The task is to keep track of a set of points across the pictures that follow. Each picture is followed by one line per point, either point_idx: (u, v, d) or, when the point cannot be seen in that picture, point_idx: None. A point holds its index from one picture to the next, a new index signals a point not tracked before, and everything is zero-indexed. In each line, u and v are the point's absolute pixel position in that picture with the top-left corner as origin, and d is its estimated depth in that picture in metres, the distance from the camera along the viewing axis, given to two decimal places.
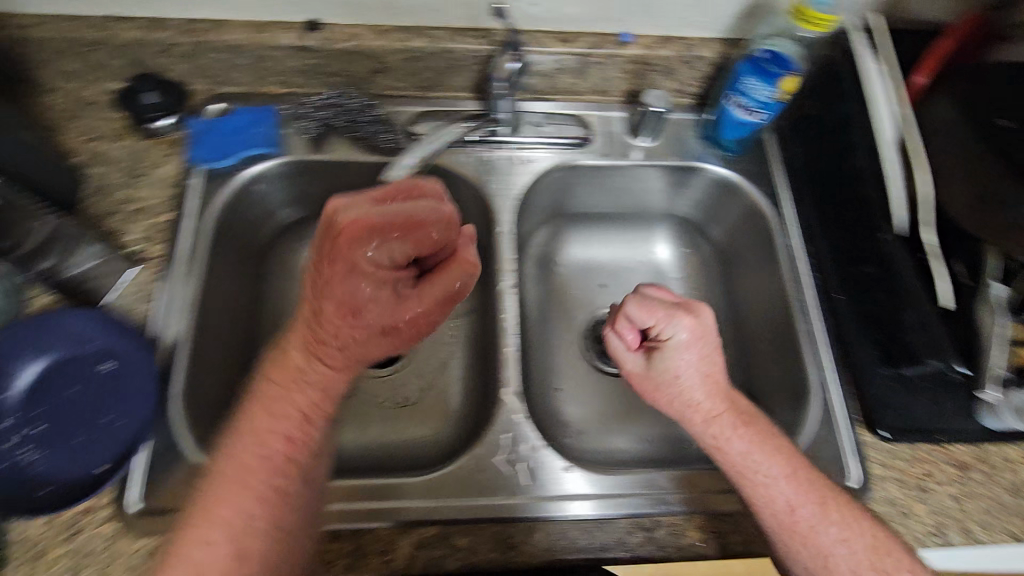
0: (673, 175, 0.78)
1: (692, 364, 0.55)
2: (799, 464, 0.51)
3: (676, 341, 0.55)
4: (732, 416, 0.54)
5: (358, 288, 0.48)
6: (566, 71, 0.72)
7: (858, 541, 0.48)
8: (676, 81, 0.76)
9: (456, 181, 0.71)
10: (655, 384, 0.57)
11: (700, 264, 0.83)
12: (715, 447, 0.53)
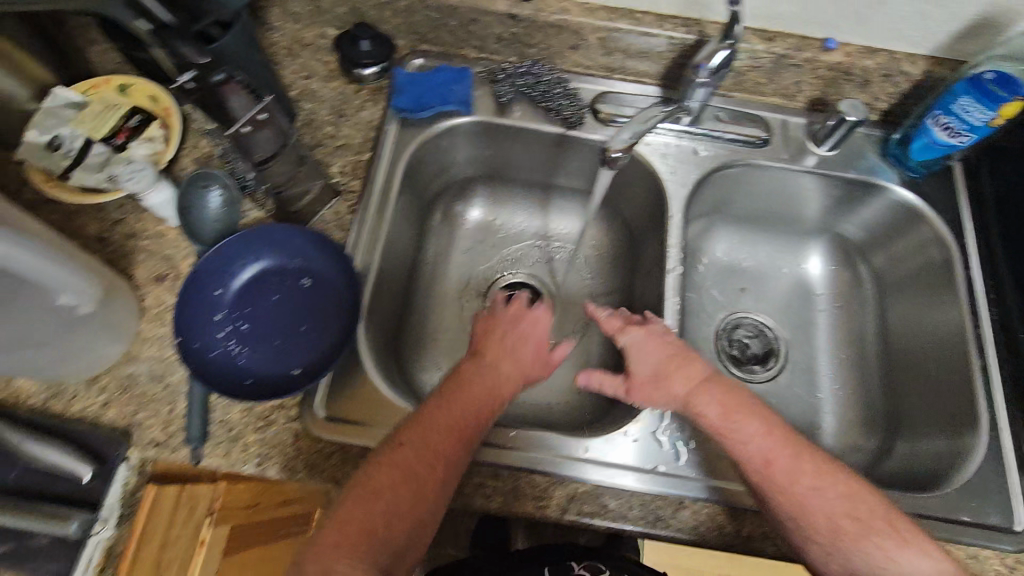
0: (847, 191, 0.75)
1: (654, 351, 0.58)
2: (771, 422, 0.53)
3: (633, 342, 0.59)
4: (707, 387, 0.55)
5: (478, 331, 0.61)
6: (758, 70, 0.71)
7: (830, 490, 0.50)
8: (869, 95, 0.72)
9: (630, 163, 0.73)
10: (641, 382, 0.57)
11: (851, 285, 0.80)
12: (694, 413, 0.55)
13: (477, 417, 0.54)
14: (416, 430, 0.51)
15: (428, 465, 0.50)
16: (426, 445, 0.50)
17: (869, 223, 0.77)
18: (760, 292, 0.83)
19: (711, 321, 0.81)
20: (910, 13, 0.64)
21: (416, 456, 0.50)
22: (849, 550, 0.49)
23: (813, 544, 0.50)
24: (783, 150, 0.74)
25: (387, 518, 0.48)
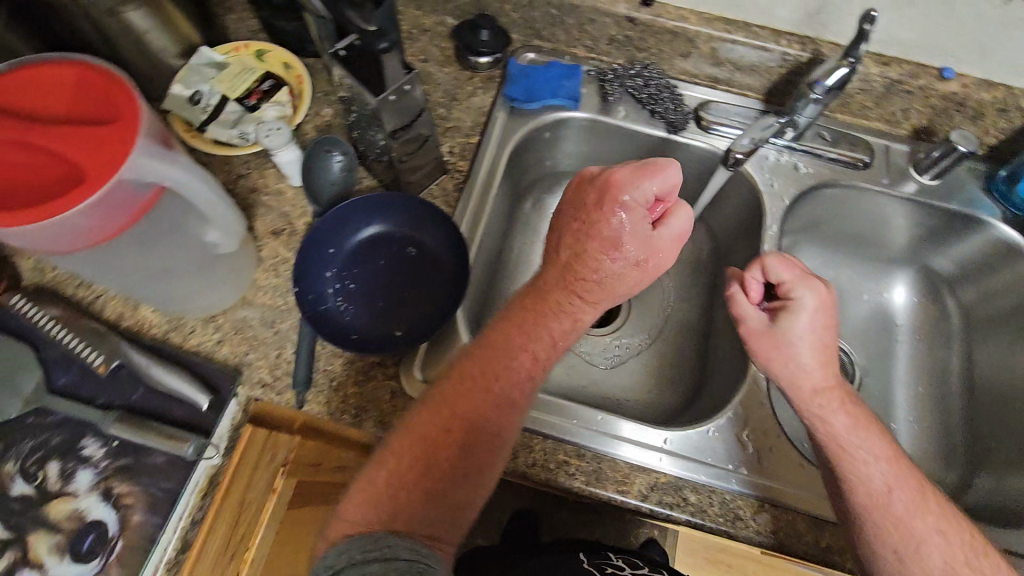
0: (945, 222, 0.74)
1: (813, 323, 0.55)
2: (898, 451, 0.51)
3: (805, 305, 0.55)
4: (841, 395, 0.53)
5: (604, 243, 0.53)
6: (867, 93, 0.72)
7: (956, 539, 0.48)
8: (978, 128, 0.72)
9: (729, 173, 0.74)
10: (777, 335, 0.55)
11: (936, 319, 0.79)
12: (820, 417, 0.53)
13: (504, 389, 0.50)
14: (415, 425, 0.48)
15: (428, 463, 0.47)
16: (415, 448, 0.47)
17: (961, 256, 0.76)
18: (841, 315, 0.82)
19: None
20: None
21: (416, 454, 0.47)
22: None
23: None
24: (884, 175, 0.74)
25: (397, 485, 0.46)
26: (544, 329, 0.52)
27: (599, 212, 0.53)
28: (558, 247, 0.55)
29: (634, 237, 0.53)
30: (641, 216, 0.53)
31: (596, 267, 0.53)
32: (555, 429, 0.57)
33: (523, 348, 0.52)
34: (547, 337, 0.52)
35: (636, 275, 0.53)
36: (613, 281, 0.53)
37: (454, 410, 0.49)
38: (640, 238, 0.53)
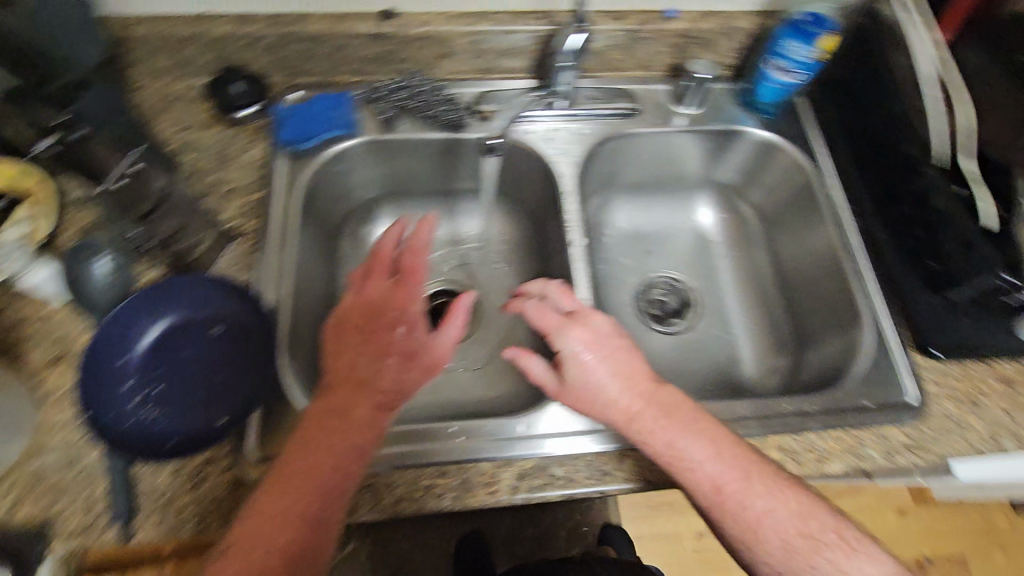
0: (718, 142, 0.82)
1: (592, 366, 0.57)
2: (723, 443, 0.54)
3: (571, 350, 0.58)
4: (650, 411, 0.55)
5: (364, 361, 0.52)
6: (616, 47, 0.77)
7: (783, 509, 0.51)
8: (716, 53, 0.80)
9: (519, 154, 0.77)
10: (573, 392, 0.57)
11: (741, 226, 0.88)
12: (641, 441, 0.54)
13: (326, 504, 0.46)
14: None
15: None
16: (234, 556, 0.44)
17: (739, 167, 0.85)
18: (663, 252, 0.89)
19: (626, 284, 0.87)
20: None
21: None
22: (801, 567, 0.51)
23: (765, 564, 0.52)
24: (655, 115, 0.80)
25: None
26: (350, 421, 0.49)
27: (385, 330, 0.54)
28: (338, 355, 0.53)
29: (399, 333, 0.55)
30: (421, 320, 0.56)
31: (378, 384, 0.51)
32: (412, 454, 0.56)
33: (316, 446, 0.48)
34: (351, 449, 0.48)
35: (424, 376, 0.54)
36: (399, 388, 0.52)
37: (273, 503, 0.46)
38: (423, 347, 0.55)
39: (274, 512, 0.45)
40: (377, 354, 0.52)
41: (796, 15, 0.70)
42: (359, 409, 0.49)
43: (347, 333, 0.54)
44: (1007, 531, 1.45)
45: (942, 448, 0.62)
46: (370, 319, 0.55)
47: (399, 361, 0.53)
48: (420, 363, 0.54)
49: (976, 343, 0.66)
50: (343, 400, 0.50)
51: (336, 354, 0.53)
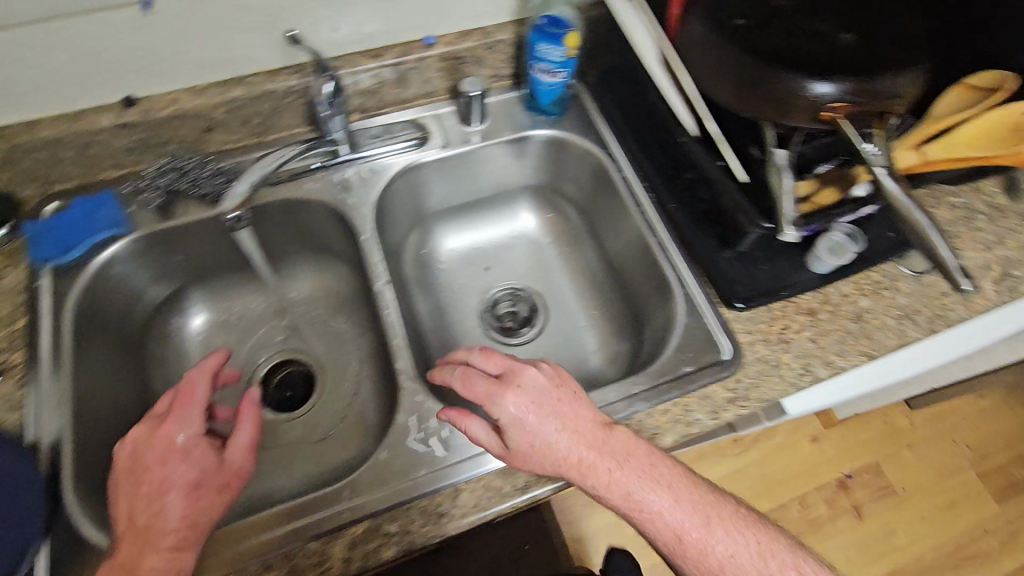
0: (514, 149, 0.84)
1: (535, 427, 0.55)
2: (688, 489, 0.55)
3: (511, 414, 0.55)
4: (607, 466, 0.54)
5: (144, 506, 0.52)
6: (387, 83, 0.77)
7: (744, 550, 0.54)
8: (488, 68, 0.81)
9: (305, 207, 0.75)
10: (521, 457, 0.55)
11: (564, 221, 0.90)
12: (602, 495, 0.55)
13: None
14: None
15: None
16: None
17: (543, 165, 0.87)
18: (500, 264, 0.90)
19: (470, 306, 0.87)
20: None
21: None
22: None
23: None
24: (444, 139, 0.81)
25: None
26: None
27: (161, 468, 0.54)
28: (121, 507, 0.53)
29: (176, 469, 0.54)
30: (202, 446, 0.56)
31: (162, 527, 0.51)
32: (237, 556, 0.54)
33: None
34: None
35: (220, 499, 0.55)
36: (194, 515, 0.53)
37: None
38: (209, 472, 0.55)
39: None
40: (154, 504, 0.53)
41: (538, 20, 0.71)
42: (147, 560, 0.50)
43: (124, 479, 0.54)
44: (910, 429, 1.55)
45: (761, 392, 0.66)
46: (148, 458, 0.55)
47: (183, 499, 0.53)
48: (212, 491, 0.54)
49: (776, 284, 0.70)
50: (128, 553, 0.50)
51: (120, 499, 0.54)
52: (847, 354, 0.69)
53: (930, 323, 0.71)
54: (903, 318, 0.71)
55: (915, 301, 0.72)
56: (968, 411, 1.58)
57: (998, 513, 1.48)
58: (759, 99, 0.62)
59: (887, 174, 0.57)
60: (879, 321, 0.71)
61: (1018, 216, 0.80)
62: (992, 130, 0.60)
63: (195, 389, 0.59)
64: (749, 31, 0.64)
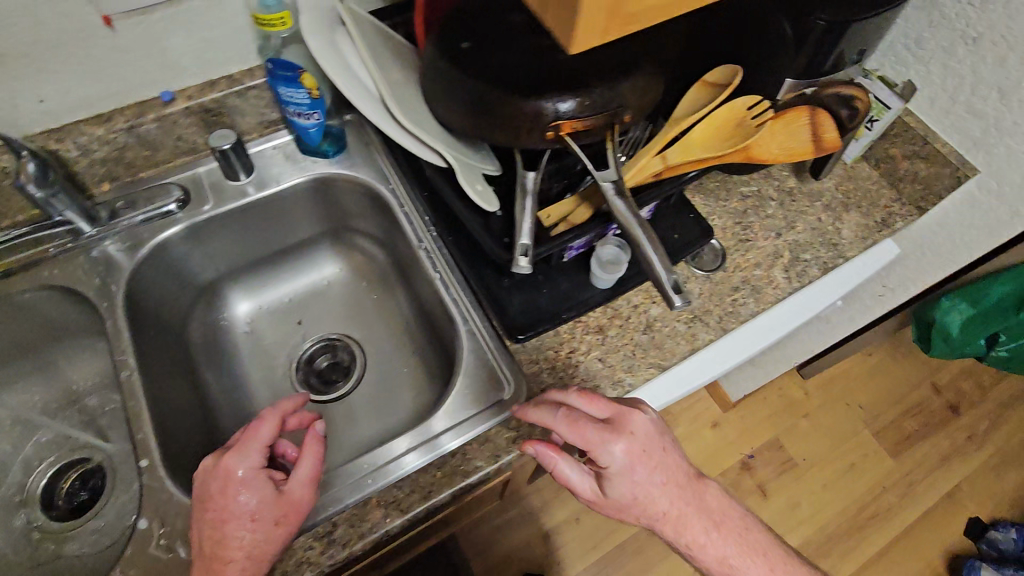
0: (295, 198, 0.78)
1: (635, 481, 0.55)
2: (770, 549, 0.62)
3: (615, 466, 0.54)
4: (704, 524, 0.59)
5: (213, 539, 0.51)
6: (131, 148, 0.71)
7: None
8: (251, 115, 0.75)
9: (43, 297, 0.69)
10: (613, 504, 0.56)
11: (371, 262, 0.86)
12: (692, 549, 0.59)
13: None
14: None
15: None
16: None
17: (331, 208, 0.81)
18: (314, 315, 0.86)
19: (278, 368, 0.82)
20: (201, 45, 0.66)
21: None
22: None
23: None
24: (211, 197, 0.74)
25: None
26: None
27: (223, 502, 0.51)
28: (196, 529, 0.52)
29: (246, 497, 0.51)
30: (261, 482, 0.52)
31: (227, 560, 0.50)
32: None
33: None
34: None
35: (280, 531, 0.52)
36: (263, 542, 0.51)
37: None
38: (269, 504, 0.52)
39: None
40: (217, 533, 0.51)
41: (267, 65, 0.66)
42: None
43: (199, 504, 0.52)
44: (805, 398, 1.58)
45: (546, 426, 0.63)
46: (209, 493, 0.52)
47: (247, 531, 0.51)
48: (269, 523, 0.51)
49: (559, 308, 0.67)
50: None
51: (195, 520, 0.52)
52: (637, 370, 0.67)
53: (721, 322, 0.70)
54: (693, 321, 0.70)
55: (704, 302, 0.71)
56: (857, 371, 1.61)
57: (895, 468, 1.51)
58: (495, 124, 0.58)
59: (615, 188, 0.54)
60: (669, 328, 0.69)
61: (808, 197, 0.79)
62: (723, 128, 0.58)
63: (266, 421, 0.54)
64: (476, 53, 0.60)
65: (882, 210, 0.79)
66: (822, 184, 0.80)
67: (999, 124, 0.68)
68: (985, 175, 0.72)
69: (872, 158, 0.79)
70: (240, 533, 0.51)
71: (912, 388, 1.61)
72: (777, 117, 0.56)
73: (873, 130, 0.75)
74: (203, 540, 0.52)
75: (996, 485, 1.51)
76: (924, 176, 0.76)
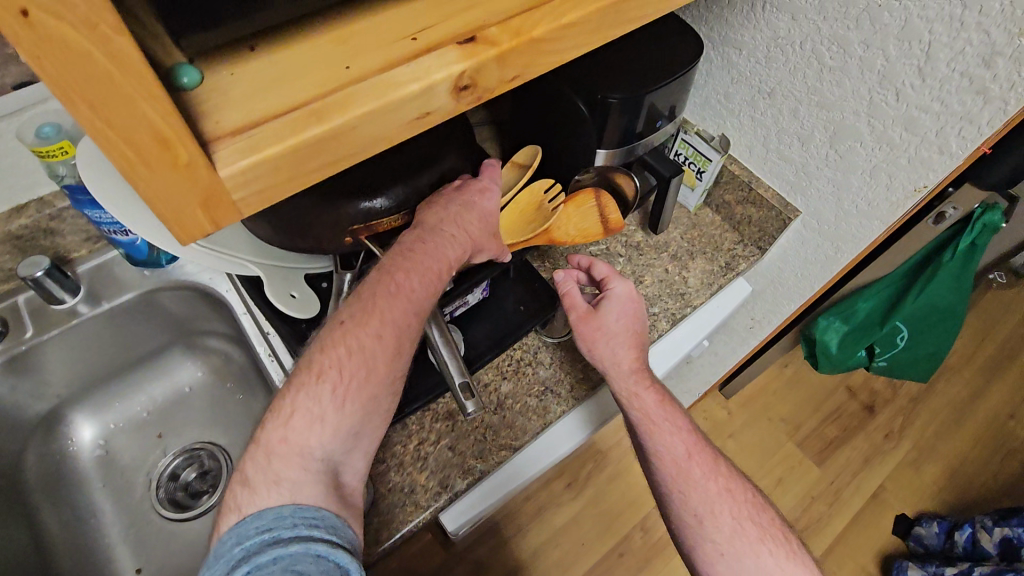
0: (133, 310, 0.75)
1: (626, 314, 0.65)
2: (709, 445, 0.63)
3: (617, 293, 0.64)
4: (656, 389, 0.64)
5: (456, 223, 0.52)
6: None
7: (738, 510, 0.59)
8: (68, 238, 0.72)
9: None
10: (595, 326, 0.63)
11: (226, 364, 0.81)
12: (635, 400, 0.63)
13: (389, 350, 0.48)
14: None
15: None
16: (282, 468, 0.44)
17: (176, 314, 0.78)
18: (176, 425, 0.81)
19: (134, 491, 0.77)
20: None
21: None
22: (744, 554, 0.57)
23: (709, 543, 0.58)
24: (29, 327, 0.70)
25: None
26: (414, 278, 0.50)
27: (476, 197, 0.54)
28: (422, 218, 0.53)
29: (480, 210, 0.54)
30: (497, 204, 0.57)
31: (447, 246, 0.52)
32: None
33: (379, 305, 0.48)
34: (402, 304, 0.49)
35: (493, 243, 0.56)
36: (478, 241, 0.55)
37: (357, 369, 0.47)
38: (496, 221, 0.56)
39: (361, 373, 0.47)
40: (452, 219, 0.52)
41: (64, 190, 0.60)
42: (424, 260, 0.51)
43: (441, 201, 0.54)
44: (728, 418, 1.60)
45: (393, 529, 0.60)
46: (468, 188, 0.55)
47: (471, 231, 0.54)
48: (491, 233, 0.56)
49: (403, 404, 0.64)
50: (397, 262, 0.50)
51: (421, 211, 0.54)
52: (487, 455, 0.65)
53: (573, 390, 0.70)
54: (544, 393, 0.69)
55: (555, 371, 0.71)
56: (776, 384, 1.65)
57: (821, 476, 1.54)
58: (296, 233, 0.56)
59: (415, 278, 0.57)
60: (520, 405, 0.68)
61: (655, 249, 0.81)
62: (526, 212, 0.60)
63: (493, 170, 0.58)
64: None
65: (726, 253, 0.81)
66: (667, 235, 0.82)
67: (806, 169, 0.71)
68: (808, 216, 0.75)
69: (713, 204, 0.83)
70: (464, 229, 0.53)
71: (828, 393, 1.65)
72: (569, 201, 0.59)
73: (704, 179, 0.78)
74: (415, 230, 0.52)
75: (917, 479, 1.55)
76: (756, 219, 0.79)
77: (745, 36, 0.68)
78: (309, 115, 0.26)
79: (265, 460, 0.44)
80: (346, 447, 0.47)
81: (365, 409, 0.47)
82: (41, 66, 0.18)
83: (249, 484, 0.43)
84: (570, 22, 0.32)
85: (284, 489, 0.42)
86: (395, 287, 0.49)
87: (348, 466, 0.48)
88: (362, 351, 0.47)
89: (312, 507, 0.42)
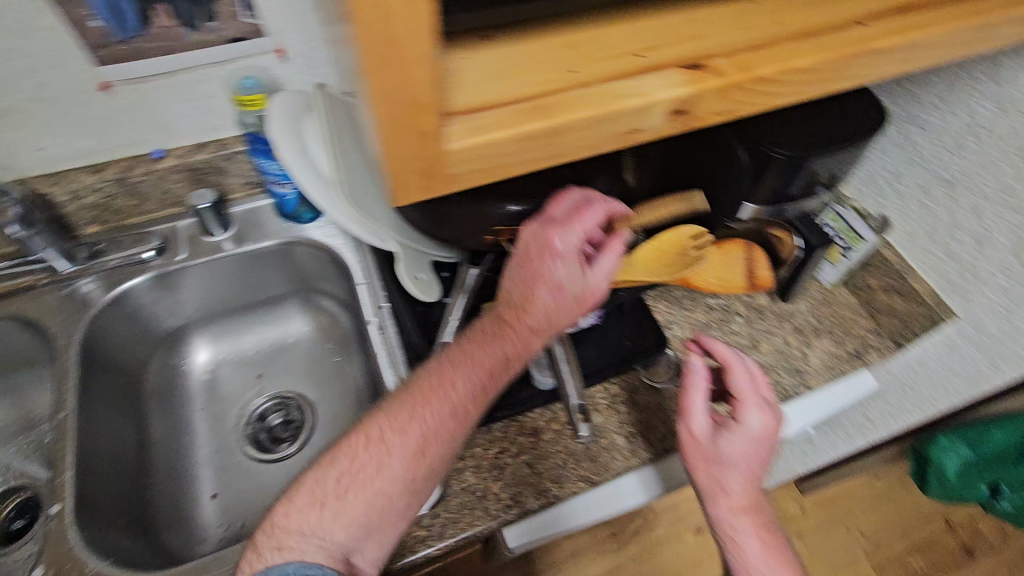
0: (267, 257, 0.81)
1: (747, 451, 0.58)
2: None
3: (745, 429, 0.58)
4: (757, 525, 0.59)
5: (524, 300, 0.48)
6: (119, 198, 0.74)
7: None
8: (236, 178, 0.78)
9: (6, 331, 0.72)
10: (707, 454, 0.58)
11: (333, 325, 0.86)
12: (732, 538, 0.59)
13: (412, 451, 0.50)
14: None
15: None
16: (284, 537, 0.49)
17: (299, 270, 0.84)
18: (275, 370, 0.85)
19: (225, 421, 0.81)
20: (191, 115, 0.70)
21: None
22: None
23: None
24: (184, 249, 0.78)
25: None
26: (455, 378, 0.51)
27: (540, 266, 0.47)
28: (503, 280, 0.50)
29: (553, 282, 0.47)
30: (572, 263, 0.46)
31: (519, 321, 0.49)
32: None
33: (411, 402, 0.51)
34: (432, 411, 0.50)
35: (579, 306, 0.49)
36: (557, 316, 0.49)
37: (369, 463, 0.51)
38: (573, 281, 0.47)
39: (371, 468, 0.51)
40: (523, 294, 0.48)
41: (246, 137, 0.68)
42: (477, 353, 0.51)
43: (512, 271, 0.48)
44: (800, 515, 1.47)
45: (458, 529, 0.60)
46: (534, 252, 0.46)
47: (541, 309, 0.48)
48: (572, 299, 0.48)
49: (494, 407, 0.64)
50: (449, 357, 0.52)
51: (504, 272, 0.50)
52: (566, 481, 0.63)
53: (663, 440, 0.67)
54: (634, 436, 0.67)
55: (647, 415, 0.68)
56: (863, 493, 1.50)
57: None
58: None
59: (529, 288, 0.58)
60: (607, 440, 0.66)
61: (778, 317, 0.77)
62: (668, 254, 0.56)
63: (591, 206, 0.45)
64: None
65: (856, 339, 0.75)
66: (795, 305, 0.78)
67: (976, 271, 0.64)
68: (965, 323, 0.68)
69: (852, 284, 0.77)
70: (533, 308, 0.48)
71: (921, 520, 1.47)
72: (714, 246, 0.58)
73: (849, 258, 0.74)
74: (487, 316, 0.51)
75: None
76: (900, 311, 0.72)
77: (937, 118, 0.63)
78: (534, 109, 0.27)
79: (270, 527, 0.50)
80: (355, 534, 0.50)
81: (370, 502, 0.50)
82: (359, 28, 0.21)
83: (258, 547, 0.50)
84: (799, 67, 0.31)
85: (287, 554, 0.48)
86: (433, 391, 0.51)
87: (361, 551, 0.51)
88: (386, 450, 0.51)
89: (314, 565, 0.46)
